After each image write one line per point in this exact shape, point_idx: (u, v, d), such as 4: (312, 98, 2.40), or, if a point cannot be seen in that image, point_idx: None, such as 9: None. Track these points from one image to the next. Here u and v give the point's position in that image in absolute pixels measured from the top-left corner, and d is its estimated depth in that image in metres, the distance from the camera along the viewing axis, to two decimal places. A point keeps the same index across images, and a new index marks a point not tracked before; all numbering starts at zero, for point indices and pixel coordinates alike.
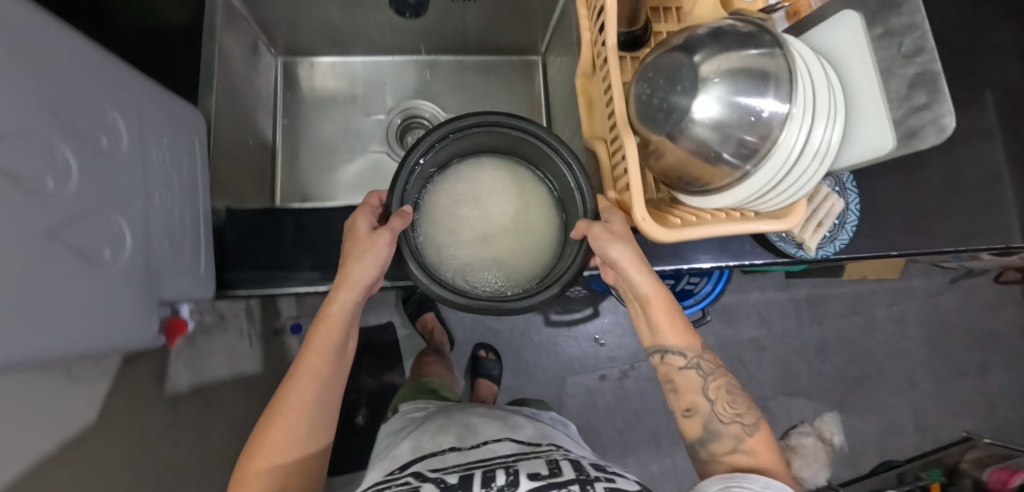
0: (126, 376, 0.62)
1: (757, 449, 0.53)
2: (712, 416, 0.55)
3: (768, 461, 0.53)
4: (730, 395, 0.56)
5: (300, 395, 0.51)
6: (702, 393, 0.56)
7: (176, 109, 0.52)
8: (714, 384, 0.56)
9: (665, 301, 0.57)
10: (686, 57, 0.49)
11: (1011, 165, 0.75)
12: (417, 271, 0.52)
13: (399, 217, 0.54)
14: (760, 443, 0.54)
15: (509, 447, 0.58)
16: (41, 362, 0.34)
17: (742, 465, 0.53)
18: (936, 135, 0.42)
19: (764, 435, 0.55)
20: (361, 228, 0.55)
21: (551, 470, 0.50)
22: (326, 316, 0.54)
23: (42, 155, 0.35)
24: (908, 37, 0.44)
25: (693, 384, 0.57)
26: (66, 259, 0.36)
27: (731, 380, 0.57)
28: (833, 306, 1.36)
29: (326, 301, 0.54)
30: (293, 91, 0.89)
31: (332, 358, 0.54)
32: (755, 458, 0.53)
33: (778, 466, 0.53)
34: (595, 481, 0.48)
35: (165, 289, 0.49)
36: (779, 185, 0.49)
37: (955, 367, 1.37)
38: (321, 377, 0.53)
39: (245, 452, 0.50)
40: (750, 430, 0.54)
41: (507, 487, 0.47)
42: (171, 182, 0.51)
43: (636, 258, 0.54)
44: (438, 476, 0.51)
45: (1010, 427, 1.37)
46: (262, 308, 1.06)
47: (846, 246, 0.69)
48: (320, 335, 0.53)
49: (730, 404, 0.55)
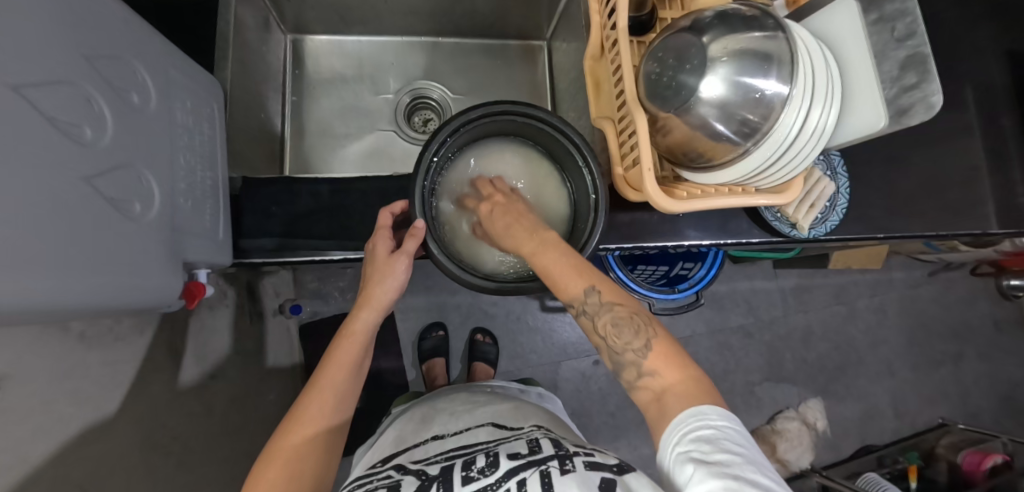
0: (136, 342, 0.63)
1: (659, 366, 0.45)
2: (609, 351, 0.48)
3: (678, 375, 0.44)
4: (619, 326, 0.47)
5: (319, 409, 0.51)
6: (595, 333, 0.49)
7: (195, 74, 0.54)
8: (602, 321, 0.48)
9: (551, 249, 0.52)
10: (694, 37, 0.51)
11: (989, 156, 0.79)
12: (443, 256, 0.54)
13: (412, 238, 0.54)
14: (661, 357, 0.45)
15: (488, 430, 0.56)
16: (82, 302, 0.35)
17: (655, 390, 0.45)
18: (925, 112, 0.46)
19: (663, 345, 0.46)
20: (380, 250, 0.58)
21: (532, 448, 0.48)
22: (348, 335, 0.56)
23: (80, 104, 0.37)
24: (900, 22, 0.48)
25: (587, 328, 0.50)
26: (101, 206, 0.37)
27: (625, 310, 0.48)
28: (818, 295, 1.41)
29: (347, 324, 0.57)
30: (301, 68, 0.90)
31: (350, 380, 0.54)
32: (661, 377, 0.45)
33: (691, 373, 0.44)
34: (574, 456, 0.45)
35: (190, 250, 0.50)
36: (778, 160, 0.51)
37: (931, 356, 1.43)
38: (340, 397, 0.53)
39: (258, 463, 0.48)
40: (645, 351, 0.46)
41: (487, 470, 0.45)
42: (193, 145, 0.52)
43: (511, 222, 0.56)
44: (420, 467, 0.49)
45: (982, 414, 1.43)
46: (262, 287, 1.06)
47: (836, 228, 0.73)
48: (342, 352, 0.54)
49: (619, 335, 0.47)
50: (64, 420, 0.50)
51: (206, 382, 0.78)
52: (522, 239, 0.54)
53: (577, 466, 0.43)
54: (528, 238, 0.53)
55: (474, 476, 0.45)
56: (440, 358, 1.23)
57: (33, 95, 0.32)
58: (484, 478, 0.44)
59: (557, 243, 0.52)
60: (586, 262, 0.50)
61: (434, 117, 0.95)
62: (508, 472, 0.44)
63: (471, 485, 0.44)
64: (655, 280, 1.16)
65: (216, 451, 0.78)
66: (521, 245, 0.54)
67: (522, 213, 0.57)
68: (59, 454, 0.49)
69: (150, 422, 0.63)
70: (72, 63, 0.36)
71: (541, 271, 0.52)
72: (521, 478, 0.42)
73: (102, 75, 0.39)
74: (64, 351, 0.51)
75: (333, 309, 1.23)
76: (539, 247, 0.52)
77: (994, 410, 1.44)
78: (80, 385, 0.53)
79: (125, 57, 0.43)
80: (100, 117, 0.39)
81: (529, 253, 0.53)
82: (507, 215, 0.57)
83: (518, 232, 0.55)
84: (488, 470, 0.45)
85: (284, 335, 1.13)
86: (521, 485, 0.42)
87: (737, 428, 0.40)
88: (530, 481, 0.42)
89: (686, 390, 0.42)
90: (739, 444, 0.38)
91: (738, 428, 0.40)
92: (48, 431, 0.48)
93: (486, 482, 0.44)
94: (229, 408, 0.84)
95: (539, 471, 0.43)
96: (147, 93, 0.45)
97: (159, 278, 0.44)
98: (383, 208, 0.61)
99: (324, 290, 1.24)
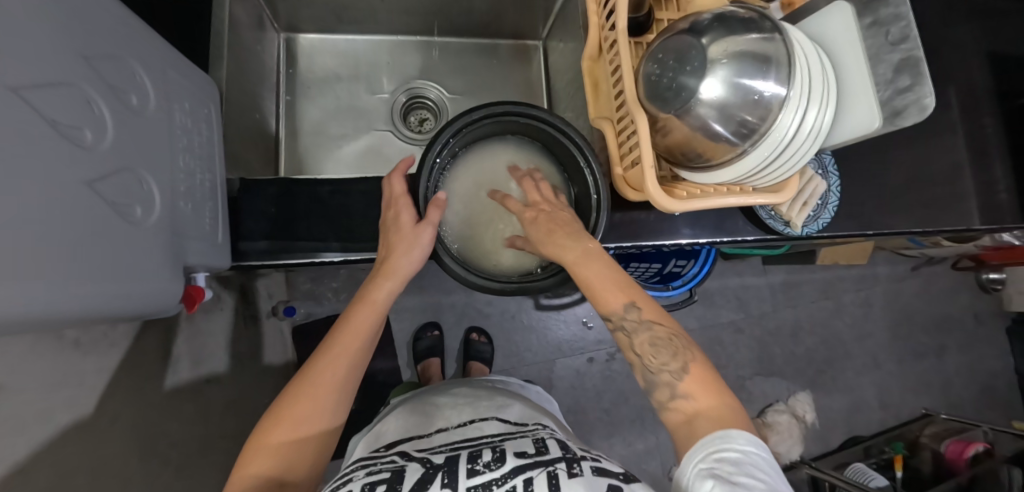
0: (130, 348, 0.61)
1: (695, 390, 0.46)
2: (644, 369, 0.50)
3: (712, 401, 0.45)
4: (657, 346, 0.49)
5: (332, 372, 0.49)
6: (632, 350, 0.50)
7: (192, 73, 0.53)
8: (641, 339, 0.50)
9: (595, 261, 0.52)
10: (694, 39, 0.52)
11: (972, 154, 0.82)
12: (453, 263, 0.55)
13: (436, 207, 0.56)
14: (697, 381, 0.47)
15: (495, 424, 0.52)
16: (86, 311, 0.35)
17: (686, 413, 0.46)
18: (918, 113, 0.48)
19: (700, 369, 0.48)
20: (406, 221, 0.56)
21: (538, 448, 0.46)
22: (366, 301, 0.54)
23: (79, 106, 0.36)
24: (894, 26, 0.50)
25: (624, 344, 0.51)
26: (103, 210, 0.37)
27: (664, 330, 0.49)
28: (806, 291, 1.44)
29: (368, 290, 0.55)
30: (295, 67, 0.89)
31: (368, 344, 0.53)
32: (694, 401, 0.46)
33: (727, 402, 0.45)
34: (581, 460, 0.43)
35: (190, 254, 0.49)
36: (776, 160, 0.52)
37: (915, 348, 1.47)
38: (355, 361, 0.51)
39: (267, 417, 0.48)
40: (682, 373, 0.47)
41: (493, 464, 0.42)
42: (193, 146, 0.52)
43: (555, 228, 0.55)
44: (425, 455, 0.46)
45: (963, 404, 1.48)
46: (254, 289, 1.05)
47: (828, 225, 0.74)
48: (359, 317, 0.53)
49: (657, 354, 0.49)
50: (61, 430, 0.49)
51: (201, 386, 0.77)
52: (568, 248, 0.53)
53: (585, 471, 0.41)
54: (574, 245, 0.53)
55: (480, 469, 0.42)
56: (435, 358, 1.21)
57: (32, 97, 0.31)
58: (490, 471, 0.41)
59: (602, 256, 0.53)
60: (626, 278, 0.52)
61: (430, 117, 0.95)
62: (514, 470, 0.41)
63: (476, 478, 0.41)
64: (648, 277, 1.17)
65: (213, 457, 0.77)
66: (566, 253, 0.53)
67: (568, 221, 0.56)
68: (58, 463, 0.48)
69: (148, 429, 0.62)
70: (71, 64, 0.35)
71: (580, 281, 0.53)
72: (528, 478, 0.40)
73: (100, 76, 0.39)
74: (59, 358, 0.50)
75: (327, 310, 1.21)
76: (584, 259, 0.52)
77: (975, 400, 1.49)
78: (77, 392, 0.52)
79: (123, 58, 0.42)
80: (101, 120, 0.38)
81: (574, 263, 0.52)
82: (552, 221, 0.56)
83: (563, 239, 0.54)
84: (494, 464, 0.42)
85: (278, 337, 1.12)
86: (528, 484, 0.39)
87: (765, 457, 0.41)
88: (537, 480, 0.40)
89: (721, 417, 0.44)
90: (763, 471, 0.39)
91: (766, 458, 0.41)
92: (47, 441, 0.47)
93: (492, 477, 0.41)
94: (224, 414, 0.83)
95: (546, 472, 0.40)
96: (146, 95, 0.45)
97: (162, 283, 0.43)
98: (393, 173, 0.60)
99: (317, 291, 1.21)
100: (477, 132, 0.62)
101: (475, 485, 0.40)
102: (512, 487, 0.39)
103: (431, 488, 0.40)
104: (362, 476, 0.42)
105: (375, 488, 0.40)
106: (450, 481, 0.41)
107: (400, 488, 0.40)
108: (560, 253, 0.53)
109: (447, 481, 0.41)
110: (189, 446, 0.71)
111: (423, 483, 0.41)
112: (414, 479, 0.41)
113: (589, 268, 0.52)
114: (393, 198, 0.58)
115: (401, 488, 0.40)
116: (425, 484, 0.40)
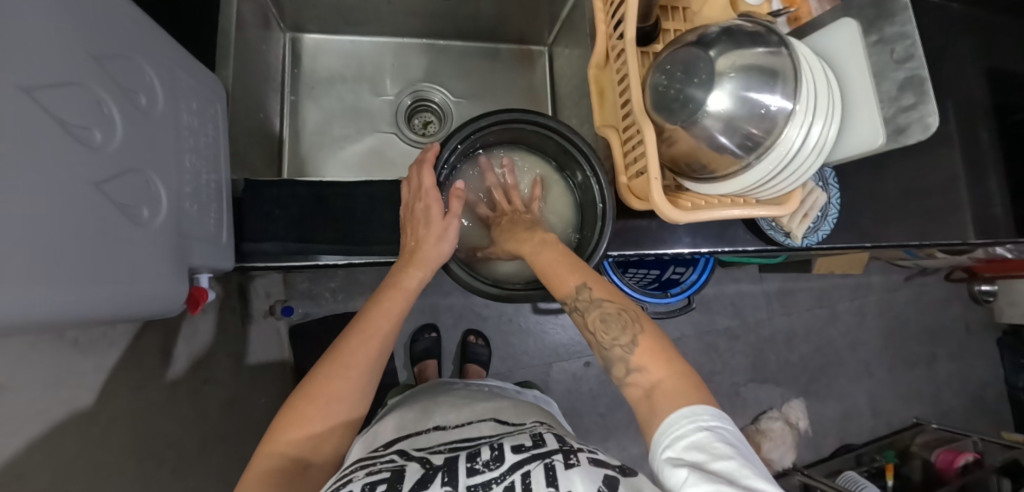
0: (128, 347, 0.61)
1: (646, 362, 0.46)
2: (599, 347, 0.50)
3: (663, 370, 0.45)
4: (607, 322, 0.49)
5: (364, 353, 0.49)
6: (586, 328, 0.51)
7: (200, 74, 0.53)
8: (591, 317, 0.50)
9: (550, 249, 0.56)
10: (702, 51, 0.53)
11: (969, 168, 0.83)
12: (460, 270, 0.56)
13: (457, 199, 0.59)
14: (647, 353, 0.47)
15: (492, 424, 0.52)
16: (92, 314, 0.35)
17: (643, 386, 0.45)
18: (921, 132, 0.49)
19: (649, 340, 0.47)
20: (433, 213, 0.57)
21: (535, 441, 0.46)
22: (397, 288, 0.54)
23: (90, 108, 0.36)
24: (899, 44, 0.51)
25: (580, 324, 0.52)
26: (111, 213, 0.37)
27: (614, 306, 0.50)
28: (802, 299, 1.45)
29: (398, 277, 0.55)
30: (299, 67, 0.89)
31: (397, 329, 0.52)
32: (648, 373, 0.46)
33: (678, 367, 0.46)
34: (577, 452, 0.43)
35: (195, 256, 0.49)
36: (778, 175, 0.53)
37: (907, 358, 1.49)
38: (385, 345, 0.51)
39: (297, 393, 0.47)
40: (632, 347, 0.47)
41: (493, 463, 0.42)
42: (199, 147, 0.51)
43: (517, 227, 0.61)
44: (424, 455, 0.45)
45: (953, 414, 1.50)
46: (252, 289, 1.04)
47: (827, 237, 0.75)
48: (391, 300, 0.53)
49: (607, 330, 0.49)
50: (60, 431, 0.49)
51: (198, 386, 0.76)
52: (526, 241, 0.58)
53: (582, 461, 0.42)
54: (530, 239, 0.58)
55: (479, 468, 0.41)
56: (431, 359, 1.22)
57: (44, 98, 0.31)
58: (488, 471, 0.41)
59: (557, 246, 0.56)
60: (578, 262, 0.53)
61: (434, 119, 0.95)
62: (512, 465, 0.41)
63: (477, 477, 0.40)
64: (647, 284, 1.18)
65: (210, 459, 0.76)
66: (524, 247, 0.58)
67: (531, 223, 0.62)
68: (58, 466, 0.48)
69: (146, 430, 0.62)
70: (82, 64, 0.35)
71: (536, 269, 0.55)
72: (525, 471, 0.40)
73: (109, 75, 0.38)
74: (59, 357, 0.50)
75: (324, 310, 1.21)
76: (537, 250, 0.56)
77: (965, 409, 1.51)
78: (76, 393, 0.51)
79: (132, 58, 0.42)
80: (110, 121, 0.38)
81: (530, 253, 0.57)
82: (515, 225, 0.62)
83: (522, 237, 0.59)
84: (494, 463, 0.42)
85: (276, 336, 1.12)
86: (526, 479, 0.39)
87: (732, 431, 0.40)
88: (535, 473, 0.40)
89: (667, 385, 0.44)
90: (731, 445, 0.38)
91: (732, 431, 0.40)
92: (48, 444, 0.47)
93: (491, 476, 0.40)
94: (222, 414, 0.83)
95: (543, 464, 0.41)
96: (154, 95, 0.45)
97: (167, 286, 0.43)
98: (416, 166, 0.59)
99: (315, 291, 1.21)
100: (483, 139, 0.62)
101: (476, 484, 0.40)
102: (511, 483, 0.39)
103: (431, 487, 0.39)
104: (362, 476, 0.41)
105: (375, 487, 0.39)
106: (450, 479, 0.40)
107: (400, 486, 0.39)
108: (518, 246, 0.58)
109: (448, 480, 0.40)
110: (186, 448, 0.71)
111: (424, 482, 0.40)
112: (414, 478, 0.41)
113: (544, 257, 0.55)
114: (418, 188, 0.58)
115: (401, 487, 0.39)
116: (426, 483, 0.40)
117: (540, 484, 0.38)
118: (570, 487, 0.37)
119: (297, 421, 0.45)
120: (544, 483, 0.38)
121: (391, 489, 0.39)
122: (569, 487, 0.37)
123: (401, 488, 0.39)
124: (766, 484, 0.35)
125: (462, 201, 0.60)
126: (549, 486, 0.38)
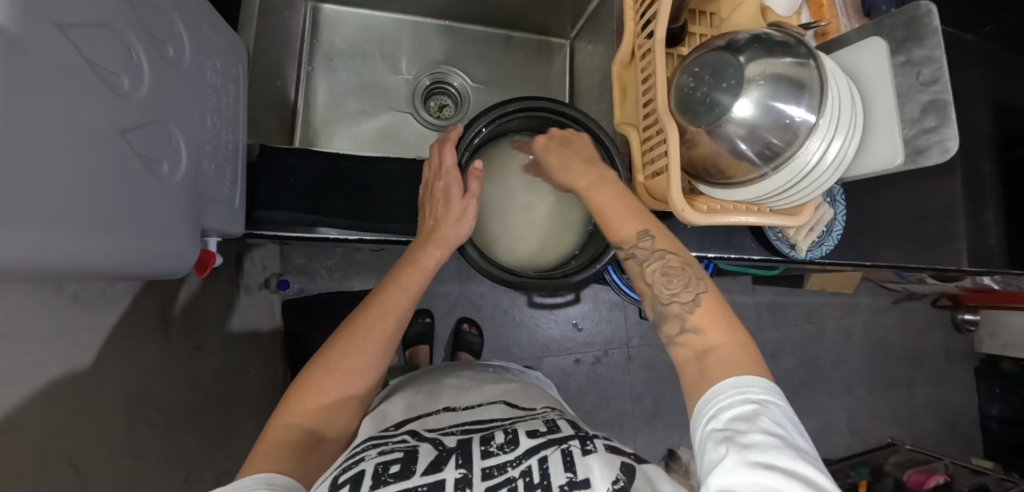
0: (123, 304, 0.60)
1: (705, 324, 0.46)
2: (654, 300, 0.50)
3: (724, 337, 0.44)
4: (668, 275, 0.49)
5: (380, 328, 0.49)
6: (642, 278, 0.51)
7: (224, 32, 0.52)
8: (652, 267, 0.51)
9: (608, 188, 0.56)
10: (732, 56, 0.52)
11: (973, 199, 0.84)
12: (475, 253, 0.55)
13: (474, 179, 0.57)
14: (707, 314, 0.46)
15: (501, 408, 0.51)
16: (104, 266, 0.34)
17: (696, 348, 0.45)
18: (939, 154, 0.51)
19: (712, 304, 0.47)
20: (452, 192, 0.56)
21: (550, 426, 0.45)
22: (414, 267, 0.54)
23: (118, 52, 0.35)
24: (926, 68, 0.52)
25: (634, 273, 0.52)
26: (132, 160, 0.36)
27: (677, 260, 0.50)
28: (791, 313, 1.47)
29: (417, 255, 0.55)
30: (317, 37, 0.88)
31: (413, 306, 0.52)
32: (705, 336, 0.45)
33: (738, 336, 0.45)
34: (594, 438, 0.43)
35: (207, 218, 0.48)
36: (795, 186, 0.54)
37: (888, 380, 1.53)
38: (398, 323, 0.51)
39: (310, 364, 0.48)
40: (692, 305, 0.47)
41: (507, 446, 0.42)
42: (220, 106, 0.51)
43: (569, 158, 0.58)
44: (436, 436, 0.45)
45: (927, 436, 1.54)
46: (246, 260, 1.03)
47: (830, 252, 0.76)
48: (407, 280, 0.53)
49: (668, 284, 0.49)
50: (53, 387, 0.47)
51: (192, 352, 0.76)
52: (580, 177, 0.57)
53: (599, 448, 0.42)
54: (585, 174, 0.57)
55: (493, 452, 0.41)
56: (423, 345, 1.20)
57: (74, 35, 0.30)
58: (504, 454, 0.41)
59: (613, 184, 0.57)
60: (643, 209, 0.54)
61: (451, 104, 0.94)
62: (528, 450, 0.41)
63: (491, 459, 0.40)
64: None
65: (200, 426, 0.76)
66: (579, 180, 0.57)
67: (590, 154, 0.59)
68: (50, 421, 0.47)
69: (137, 393, 0.61)
70: (116, 7, 0.35)
71: (600, 210, 0.56)
72: (542, 457, 0.40)
73: (139, 20, 0.38)
74: (60, 311, 0.50)
75: (318, 287, 1.22)
76: (592, 190, 0.57)
77: (938, 433, 1.55)
78: (69, 350, 0.50)
79: (163, 7, 0.41)
80: (137, 65, 0.37)
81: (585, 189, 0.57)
82: (567, 150, 0.59)
83: (575, 170, 0.58)
84: (508, 447, 0.42)
85: (269, 309, 1.10)
86: (542, 463, 0.39)
87: (782, 408, 0.38)
88: (552, 458, 0.39)
89: (728, 354, 0.43)
90: (779, 423, 0.36)
91: (783, 407, 0.39)
92: (45, 398, 0.46)
93: (506, 459, 0.40)
94: (213, 381, 0.82)
95: (560, 450, 0.40)
96: (181, 47, 0.44)
97: (178, 243, 0.42)
98: (438, 146, 0.59)
99: (311, 267, 1.22)
100: (508, 124, 0.63)
101: (490, 466, 0.39)
102: (528, 469, 0.39)
103: (446, 468, 0.39)
104: (375, 455, 0.40)
105: (389, 467, 0.38)
106: (464, 462, 0.40)
107: (414, 468, 0.39)
108: (574, 178, 0.57)
109: (461, 462, 0.40)
110: (178, 413, 0.70)
111: (438, 464, 0.39)
112: (428, 460, 0.40)
113: (601, 195, 0.56)
114: (440, 169, 0.58)
115: (416, 468, 0.39)
116: (440, 465, 0.39)
117: (558, 471, 0.38)
118: (588, 475, 0.37)
119: (312, 394, 0.45)
120: (561, 468, 0.38)
121: (405, 470, 0.38)
122: (587, 475, 0.37)
123: (415, 470, 0.38)
124: (810, 469, 0.34)
125: (478, 179, 0.58)
126: (566, 472, 0.38)
